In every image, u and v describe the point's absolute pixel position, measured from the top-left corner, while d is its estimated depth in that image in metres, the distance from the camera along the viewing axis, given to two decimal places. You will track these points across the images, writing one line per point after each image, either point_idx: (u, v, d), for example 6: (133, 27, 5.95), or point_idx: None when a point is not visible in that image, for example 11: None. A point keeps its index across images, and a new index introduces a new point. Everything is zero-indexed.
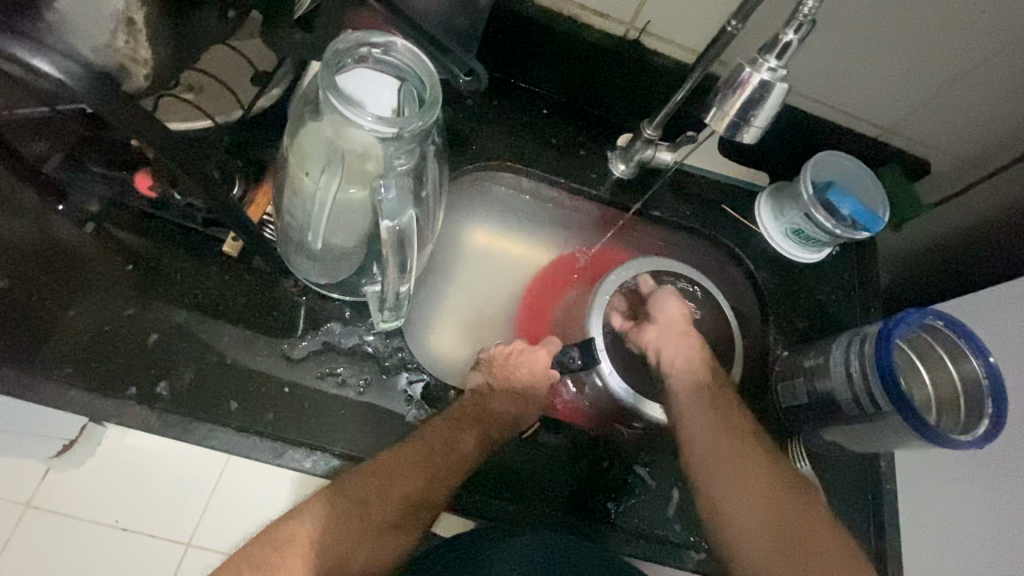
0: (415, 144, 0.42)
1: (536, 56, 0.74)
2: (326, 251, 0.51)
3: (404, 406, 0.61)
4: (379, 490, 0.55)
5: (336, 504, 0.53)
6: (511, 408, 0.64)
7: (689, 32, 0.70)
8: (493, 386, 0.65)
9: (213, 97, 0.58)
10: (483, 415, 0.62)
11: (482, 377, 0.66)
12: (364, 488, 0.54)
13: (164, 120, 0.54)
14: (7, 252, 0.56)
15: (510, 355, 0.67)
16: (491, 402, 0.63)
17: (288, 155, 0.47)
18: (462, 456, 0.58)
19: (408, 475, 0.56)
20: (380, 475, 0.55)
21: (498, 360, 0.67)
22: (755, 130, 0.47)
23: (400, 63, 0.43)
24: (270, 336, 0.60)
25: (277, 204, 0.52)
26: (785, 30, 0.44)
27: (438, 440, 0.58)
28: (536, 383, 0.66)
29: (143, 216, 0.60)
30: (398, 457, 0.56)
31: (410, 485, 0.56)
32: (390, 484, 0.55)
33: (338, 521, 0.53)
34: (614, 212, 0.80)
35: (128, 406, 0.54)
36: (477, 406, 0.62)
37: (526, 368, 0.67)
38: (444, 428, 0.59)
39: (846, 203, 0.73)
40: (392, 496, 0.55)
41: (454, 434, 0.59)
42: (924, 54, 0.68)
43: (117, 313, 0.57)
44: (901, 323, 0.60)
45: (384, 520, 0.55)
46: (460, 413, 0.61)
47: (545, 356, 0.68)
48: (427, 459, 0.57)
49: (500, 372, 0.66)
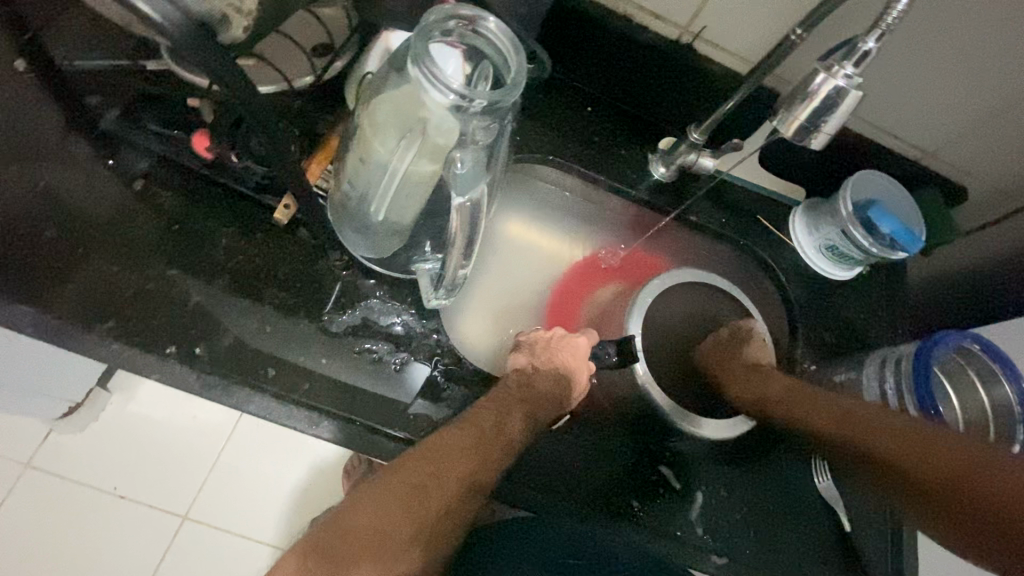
0: (494, 121, 0.43)
1: (590, 51, 0.74)
2: (385, 223, 0.52)
3: (410, 397, 0.59)
4: (433, 475, 0.52)
5: (391, 486, 0.51)
6: (554, 389, 0.61)
7: (745, 39, 0.70)
8: (536, 368, 0.61)
9: (291, 58, 0.58)
10: (529, 394, 0.59)
11: (524, 358, 0.63)
12: (417, 472, 0.51)
13: (254, 81, 0.55)
14: (53, 201, 0.55)
15: (550, 339, 0.64)
16: (536, 383, 0.60)
17: (360, 121, 0.47)
18: (510, 438, 0.55)
19: (460, 460, 0.52)
20: (430, 458, 0.52)
21: (540, 344, 0.64)
22: (823, 136, 0.48)
23: (485, 39, 0.43)
24: (310, 308, 0.60)
25: (339, 174, 0.52)
26: (865, 38, 0.45)
27: (486, 423, 0.55)
28: (579, 367, 0.62)
29: (192, 177, 0.60)
30: (449, 437, 0.53)
31: (464, 469, 0.52)
32: (443, 467, 0.52)
33: (390, 500, 0.51)
34: (651, 215, 0.80)
35: (168, 363, 0.53)
36: (522, 385, 0.60)
37: (569, 354, 0.63)
38: (491, 408, 0.56)
39: (887, 222, 0.72)
40: (448, 480, 0.52)
41: (502, 413, 0.56)
42: (978, 80, 0.68)
43: (156, 272, 0.56)
44: (939, 344, 0.61)
45: (442, 505, 0.52)
46: (505, 391, 0.59)
47: (585, 344, 0.64)
48: (478, 443, 0.54)
49: (543, 355, 0.63)
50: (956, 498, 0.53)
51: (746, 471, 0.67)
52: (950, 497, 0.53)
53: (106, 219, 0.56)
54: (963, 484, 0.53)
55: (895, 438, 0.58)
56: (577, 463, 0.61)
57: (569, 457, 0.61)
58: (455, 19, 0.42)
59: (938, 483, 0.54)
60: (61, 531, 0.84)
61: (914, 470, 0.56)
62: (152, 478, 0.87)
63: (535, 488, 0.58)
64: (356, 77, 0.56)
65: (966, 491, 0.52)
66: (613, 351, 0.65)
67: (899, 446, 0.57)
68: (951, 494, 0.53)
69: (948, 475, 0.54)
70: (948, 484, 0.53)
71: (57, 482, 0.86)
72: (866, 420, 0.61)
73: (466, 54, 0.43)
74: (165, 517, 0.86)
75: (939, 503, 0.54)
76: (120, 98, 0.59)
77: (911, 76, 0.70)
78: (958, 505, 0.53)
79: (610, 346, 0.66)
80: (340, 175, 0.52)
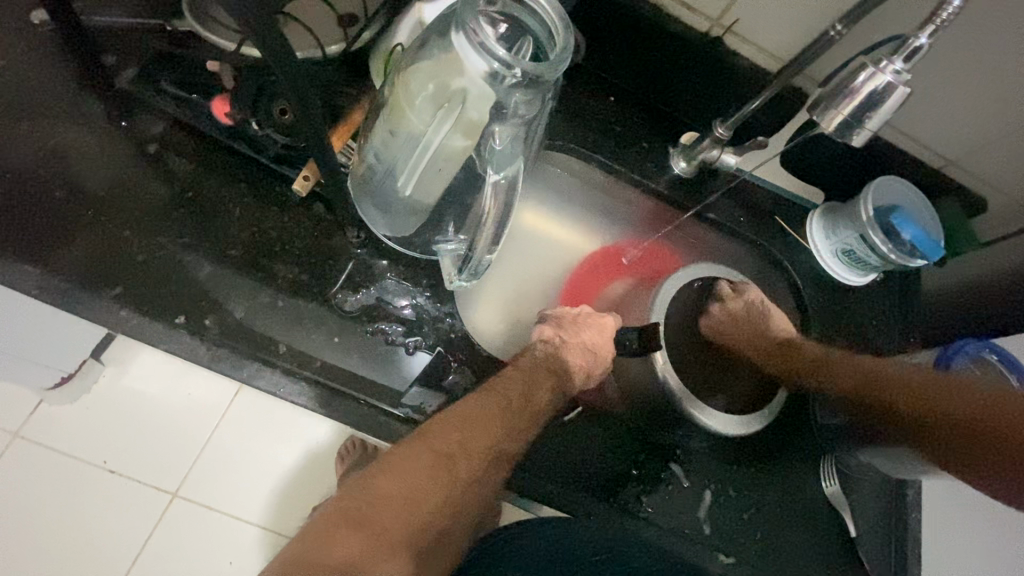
0: (536, 97, 0.42)
1: (621, 40, 0.72)
2: (409, 200, 0.51)
3: (404, 384, 0.58)
4: (462, 443, 0.50)
5: (421, 452, 0.48)
6: (585, 362, 0.60)
7: (775, 36, 0.69)
8: (564, 342, 0.60)
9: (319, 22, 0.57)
10: (557, 366, 0.59)
11: (551, 330, 0.62)
12: (446, 440, 0.49)
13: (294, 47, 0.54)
14: (63, 162, 0.53)
15: (578, 315, 0.63)
16: (564, 356, 0.60)
17: (392, 93, 0.46)
18: (536, 410, 0.55)
19: (489, 427, 0.51)
20: (459, 423, 0.51)
21: (567, 318, 0.63)
22: (866, 132, 0.48)
23: (530, 14, 0.42)
24: (323, 285, 0.58)
25: (363, 146, 0.51)
26: (917, 35, 0.44)
27: (515, 392, 0.55)
28: (606, 344, 0.62)
29: (207, 145, 0.58)
30: (478, 405, 0.52)
31: (494, 438, 0.51)
32: (471, 434, 0.51)
33: (420, 467, 0.48)
34: (669, 210, 0.78)
35: (179, 334, 0.52)
36: (551, 358, 0.59)
37: (596, 330, 0.62)
38: (518, 379, 0.56)
39: (909, 228, 0.72)
40: (476, 448, 0.50)
41: (528, 385, 0.56)
42: (1007, 90, 0.67)
43: (168, 241, 0.55)
44: (957, 353, 0.62)
45: (471, 476, 0.50)
46: (533, 364, 0.59)
47: (612, 323, 0.64)
48: (506, 411, 0.53)
49: (572, 329, 0.62)
50: (960, 436, 0.56)
51: (757, 468, 0.66)
52: (955, 434, 0.56)
53: (117, 183, 0.55)
54: (972, 424, 0.55)
55: (909, 388, 0.60)
56: (588, 449, 0.61)
57: (576, 446, 0.61)
58: None
59: (944, 423, 0.57)
60: (51, 502, 0.83)
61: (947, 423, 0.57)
62: (144, 453, 0.85)
63: (545, 478, 0.58)
64: (383, 51, 0.55)
65: (972, 430, 0.55)
66: (634, 338, 0.63)
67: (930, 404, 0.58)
68: (956, 432, 0.56)
69: (955, 417, 0.56)
70: (956, 424, 0.56)
71: (46, 452, 0.84)
72: (883, 376, 0.63)
73: (509, 26, 0.42)
74: (156, 493, 0.85)
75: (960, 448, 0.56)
76: (135, 58, 0.56)
77: (937, 85, 0.70)
78: (962, 441, 0.56)
79: (631, 334, 0.64)
80: (363, 148, 0.51)
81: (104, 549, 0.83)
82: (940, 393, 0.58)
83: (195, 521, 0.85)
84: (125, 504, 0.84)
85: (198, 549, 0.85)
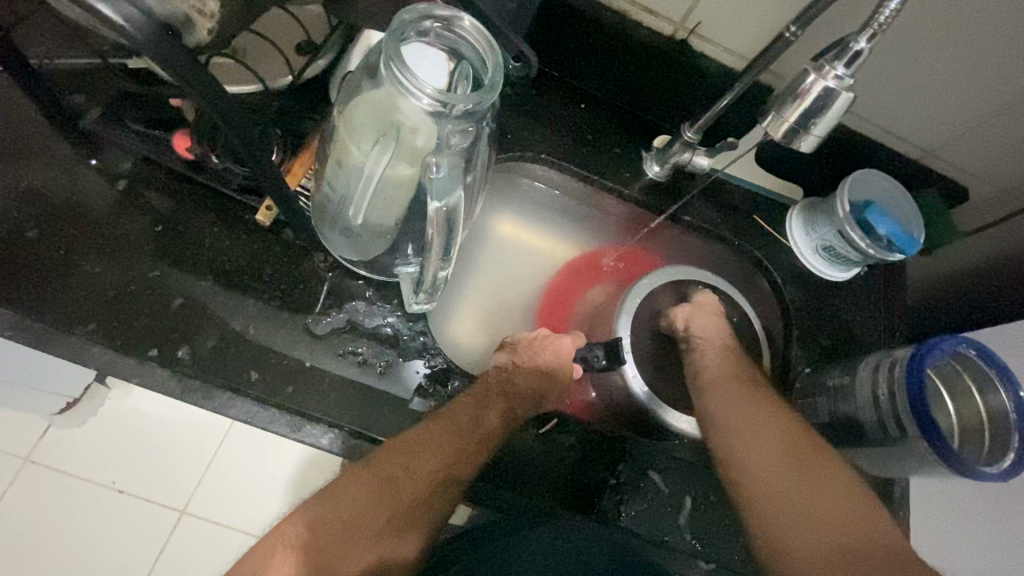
0: (469, 123, 0.45)
1: (581, 48, 0.72)
2: (364, 228, 0.55)
3: (409, 393, 0.60)
4: (408, 468, 0.54)
5: (365, 479, 0.53)
6: (535, 384, 0.64)
7: (738, 36, 0.68)
8: (517, 365, 0.66)
9: (265, 58, 0.60)
10: (508, 389, 0.63)
11: (507, 356, 0.67)
12: (392, 465, 0.53)
13: (221, 82, 0.57)
14: (33, 201, 0.55)
15: (535, 337, 0.69)
16: (515, 379, 0.64)
17: (338, 126, 0.50)
18: (488, 430, 0.58)
19: (434, 453, 0.55)
20: (407, 448, 0.54)
21: (523, 343, 0.68)
22: (815, 138, 0.50)
23: (460, 40, 0.45)
24: (293, 312, 0.59)
25: (317, 178, 0.55)
26: (858, 38, 0.46)
27: (464, 416, 0.58)
28: (560, 366, 0.67)
29: (177, 177, 0.59)
30: (427, 432, 0.55)
31: (440, 461, 0.55)
32: (418, 459, 0.54)
33: (364, 493, 0.53)
34: (645, 214, 0.78)
35: (151, 368, 0.53)
36: (503, 381, 0.63)
37: (551, 352, 0.67)
38: (469, 403, 0.59)
39: (884, 223, 0.71)
40: (421, 473, 0.54)
41: (480, 407, 0.59)
42: (978, 78, 0.65)
43: (141, 273, 0.56)
44: (935, 349, 0.58)
45: (414, 499, 0.54)
46: (484, 387, 0.61)
47: (569, 345, 0.69)
48: (455, 438, 0.56)
49: (525, 354, 0.67)
50: (739, 467, 0.60)
51: None
52: (738, 466, 0.60)
53: (88, 220, 0.56)
54: (760, 473, 0.58)
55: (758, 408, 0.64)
56: (557, 465, 0.61)
57: (546, 456, 0.61)
58: (431, 19, 0.45)
59: (738, 453, 0.60)
60: (60, 525, 0.86)
61: (737, 446, 0.61)
62: (148, 472, 0.89)
63: (506, 489, 0.59)
64: (339, 76, 0.59)
65: (806, 513, 0.54)
66: (601, 355, 0.68)
67: (772, 436, 0.61)
68: (740, 462, 0.60)
69: (771, 476, 0.58)
70: (791, 490, 0.56)
71: (55, 476, 0.88)
72: (763, 416, 0.63)
73: (444, 55, 0.46)
74: (164, 511, 0.88)
75: (743, 467, 0.59)
76: (97, 95, 0.57)
77: (911, 77, 0.68)
78: (745, 471, 0.59)
79: (599, 351, 0.68)
80: (319, 178, 0.55)
81: (112, 570, 0.85)
82: (768, 445, 0.60)
83: (205, 536, 0.89)
84: (130, 525, 0.87)
85: (206, 565, 0.88)
